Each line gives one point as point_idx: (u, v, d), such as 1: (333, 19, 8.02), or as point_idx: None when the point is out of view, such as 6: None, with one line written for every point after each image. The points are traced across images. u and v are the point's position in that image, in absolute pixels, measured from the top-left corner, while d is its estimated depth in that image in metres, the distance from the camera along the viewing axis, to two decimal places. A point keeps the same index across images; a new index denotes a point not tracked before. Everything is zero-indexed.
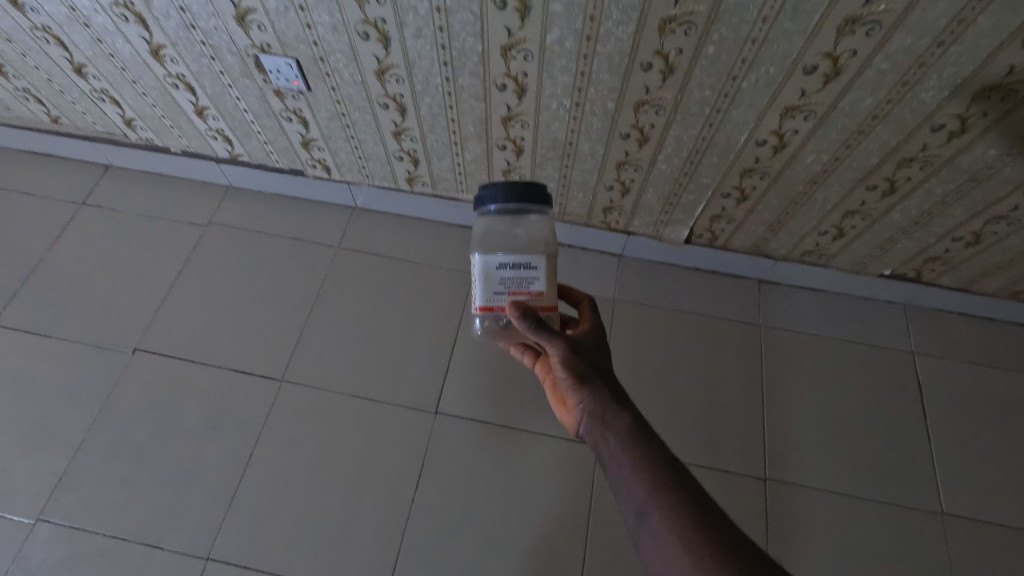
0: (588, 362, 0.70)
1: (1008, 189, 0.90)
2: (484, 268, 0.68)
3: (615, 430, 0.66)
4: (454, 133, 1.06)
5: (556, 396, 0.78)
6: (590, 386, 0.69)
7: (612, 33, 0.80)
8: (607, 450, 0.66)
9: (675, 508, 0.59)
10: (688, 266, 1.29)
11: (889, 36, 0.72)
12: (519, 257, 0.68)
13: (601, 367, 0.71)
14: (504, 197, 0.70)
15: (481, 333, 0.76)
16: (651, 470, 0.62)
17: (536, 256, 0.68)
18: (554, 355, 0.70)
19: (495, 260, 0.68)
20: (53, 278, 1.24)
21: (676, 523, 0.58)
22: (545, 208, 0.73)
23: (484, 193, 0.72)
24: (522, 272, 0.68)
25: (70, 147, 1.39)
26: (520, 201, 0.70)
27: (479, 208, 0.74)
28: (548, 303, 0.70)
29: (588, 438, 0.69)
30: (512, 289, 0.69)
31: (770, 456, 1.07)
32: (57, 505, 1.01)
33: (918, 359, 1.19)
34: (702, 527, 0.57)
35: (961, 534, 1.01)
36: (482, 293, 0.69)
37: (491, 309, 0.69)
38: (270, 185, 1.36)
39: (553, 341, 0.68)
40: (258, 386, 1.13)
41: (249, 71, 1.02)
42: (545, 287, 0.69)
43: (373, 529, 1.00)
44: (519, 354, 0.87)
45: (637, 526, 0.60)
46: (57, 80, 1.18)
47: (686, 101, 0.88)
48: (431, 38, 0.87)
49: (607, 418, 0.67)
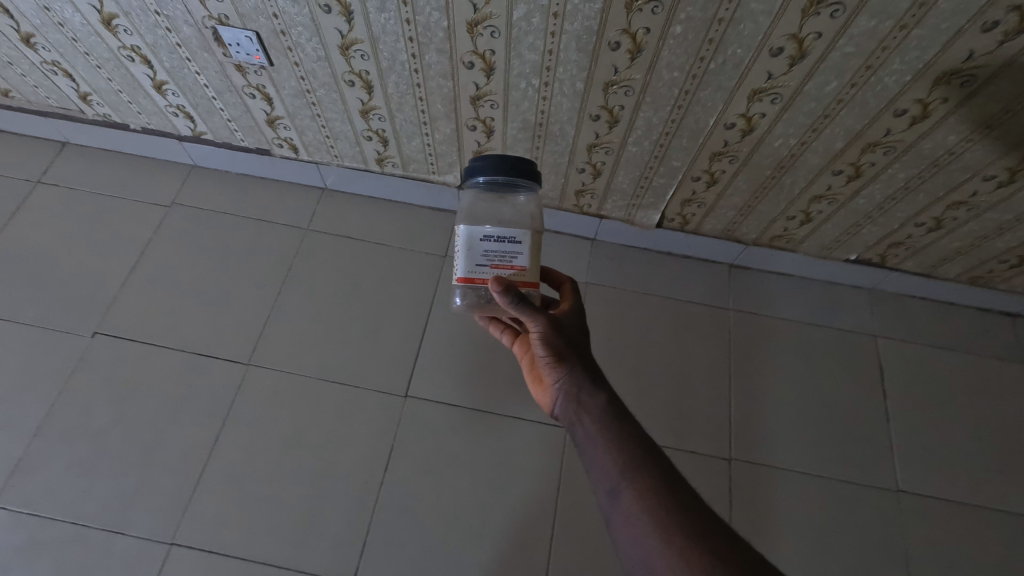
0: (567, 341, 0.70)
1: (967, 175, 0.92)
2: (469, 239, 0.68)
3: (590, 410, 0.66)
4: (423, 113, 1.04)
5: (533, 375, 0.78)
6: (567, 366, 0.69)
7: (579, 11, 0.79)
8: (582, 430, 0.66)
9: (646, 487, 0.59)
10: (660, 250, 1.29)
11: (853, 19, 0.72)
12: (505, 230, 0.68)
13: (579, 348, 0.70)
14: (493, 170, 0.69)
15: (462, 307, 0.75)
16: (623, 450, 0.62)
17: (522, 231, 0.68)
18: (534, 333, 0.69)
19: (481, 231, 0.68)
20: (6, 259, 1.20)
21: (646, 501, 0.58)
22: (532, 185, 0.72)
23: (473, 165, 0.71)
24: (506, 245, 0.67)
25: (23, 123, 1.33)
26: (508, 176, 0.69)
27: (467, 180, 0.72)
28: (530, 279, 0.69)
29: (564, 418, 0.69)
30: (495, 262, 0.68)
31: (736, 438, 1.09)
32: (13, 492, 0.99)
33: (880, 342, 1.22)
34: (670, 505, 0.58)
35: (914, 510, 1.05)
36: (464, 263, 0.68)
37: (472, 281, 0.68)
38: (235, 165, 1.33)
39: (534, 317, 0.67)
40: (223, 370, 1.11)
41: (208, 43, 0.98)
42: (528, 263, 0.68)
43: (341, 513, 1.00)
44: (499, 334, 0.87)
45: (608, 505, 0.60)
46: (4, 51, 1.12)
47: (655, 82, 0.87)
48: (395, 12, 0.85)
49: (582, 398, 0.67)
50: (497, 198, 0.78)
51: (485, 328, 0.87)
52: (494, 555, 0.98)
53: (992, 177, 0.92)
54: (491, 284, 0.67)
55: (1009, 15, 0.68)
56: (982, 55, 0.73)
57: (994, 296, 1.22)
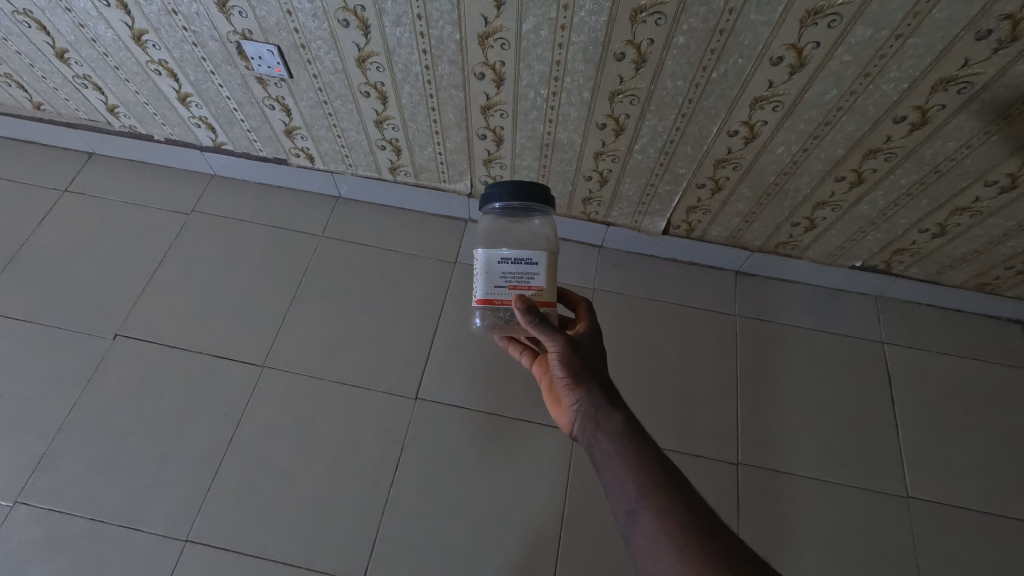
0: (585, 362, 0.71)
1: (969, 181, 0.94)
2: (487, 263, 0.69)
3: (607, 430, 0.67)
4: (435, 122, 1.08)
5: (552, 396, 0.79)
6: (584, 386, 0.70)
7: (585, 23, 0.82)
8: (599, 449, 0.67)
9: (665, 508, 0.60)
10: (667, 258, 1.31)
11: (849, 28, 0.75)
12: (521, 252, 0.70)
13: (595, 367, 0.71)
14: (509, 196, 0.71)
15: (481, 327, 0.78)
16: (641, 470, 0.63)
17: (538, 253, 0.70)
18: (553, 353, 0.70)
19: (498, 254, 0.69)
20: (34, 264, 1.24)
21: (665, 521, 0.59)
22: (547, 207, 0.74)
23: (489, 191, 0.73)
24: (524, 267, 0.69)
25: (52, 134, 1.39)
26: (524, 200, 0.72)
27: (485, 205, 0.74)
28: (548, 298, 0.71)
29: (581, 437, 0.70)
30: (513, 283, 0.70)
31: (743, 442, 1.10)
32: (36, 488, 1.01)
33: (887, 349, 1.22)
34: (689, 524, 0.59)
35: (925, 516, 1.04)
36: (483, 286, 0.69)
37: (491, 302, 0.70)
38: (253, 174, 1.37)
39: (553, 337, 0.68)
40: (239, 371, 1.14)
41: (231, 57, 1.03)
42: (545, 284, 0.70)
43: (352, 513, 1.02)
44: (518, 353, 0.88)
45: (628, 525, 0.61)
46: (39, 66, 1.18)
47: (659, 91, 0.90)
48: (410, 26, 0.89)
49: (599, 418, 0.68)
50: (514, 220, 0.80)
51: (504, 348, 0.89)
52: (503, 557, 0.99)
53: (993, 182, 0.93)
54: (512, 304, 0.69)
55: (1002, 24, 0.70)
56: (978, 62, 0.75)
57: (1001, 303, 1.23)
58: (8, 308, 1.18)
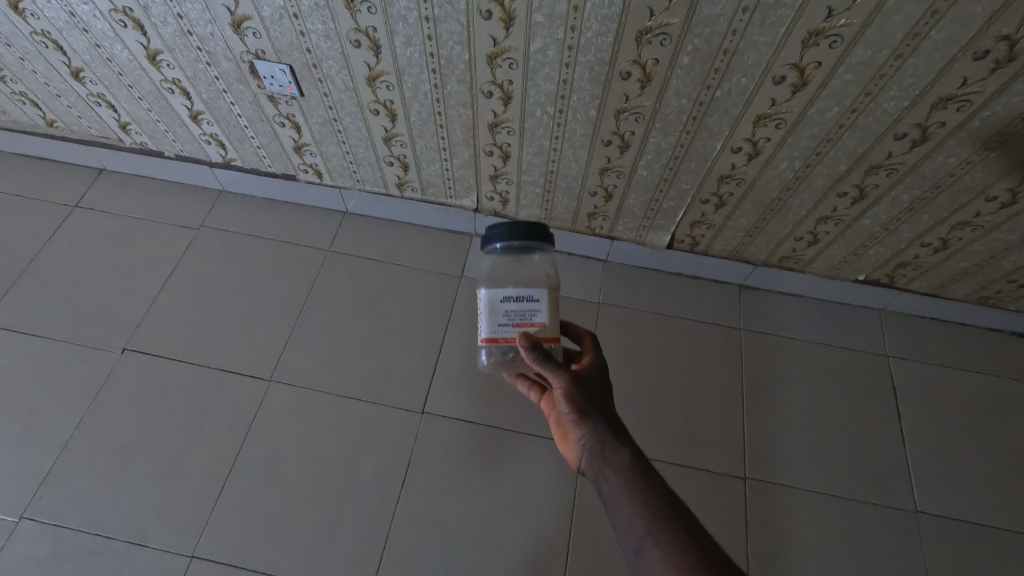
0: (590, 397, 0.72)
1: (970, 196, 0.95)
2: (490, 302, 0.70)
3: (614, 465, 0.66)
4: (443, 139, 1.09)
5: (560, 432, 0.79)
6: (591, 421, 0.70)
7: (592, 44, 0.84)
8: (606, 486, 0.66)
9: (674, 545, 0.58)
10: (671, 272, 1.33)
11: (850, 49, 0.77)
12: (522, 290, 0.71)
13: (601, 402, 0.72)
14: (509, 236, 0.73)
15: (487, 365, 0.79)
16: (649, 507, 0.62)
17: (539, 289, 0.71)
18: (558, 389, 0.72)
19: (500, 292, 0.70)
20: (44, 278, 1.25)
21: (674, 559, 0.57)
22: (547, 243, 0.76)
23: (490, 231, 0.75)
24: (525, 304, 0.70)
25: (64, 150, 1.41)
26: (524, 239, 0.73)
27: (486, 245, 0.76)
28: (551, 334, 0.72)
29: (589, 473, 0.69)
30: (516, 320, 0.71)
31: (750, 457, 1.10)
32: (42, 504, 1.01)
33: (892, 362, 1.23)
34: (697, 562, 0.57)
35: (935, 531, 1.04)
36: (487, 325, 0.71)
37: (496, 341, 0.71)
38: (262, 190, 1.39)
39: (556, 372, 0.70)
40: (246, 386, 1.14)
41: (244, 76, 1.05)
42: (548, 319, 0.71)
43: (358, 528, 1.01)
44: (526, 390, 0.88)
45: (635, 563, 0.60)
46: (54, 84, 1.20)
47: (663, 110, 0.92)
48: (420, 46, 0.91)
49: (606, 453, 0.68)
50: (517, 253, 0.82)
51: (513, 384, 0.89)
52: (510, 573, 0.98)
53: (994, 198, 0.94)
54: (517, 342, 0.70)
55: (999, 45, 0.72)
56: (976, 81, 0.77)
57: (1004, 317, 1.23)
58: (17, 323, 1.19)
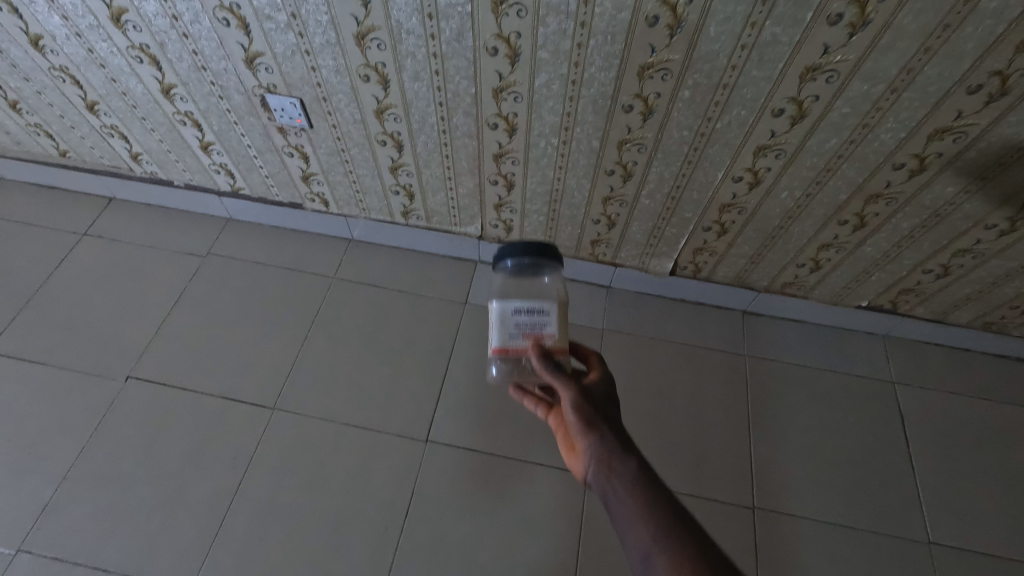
0: (599, 407, 0.69)
1: (970, 223, 0.96)
2: (500, 313, 0.72)
3: (620, 475, 0.62)
4: (448, 169, 1.12)
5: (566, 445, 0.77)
6: (598, 430, 0.66)
7: (595, 78, 0.87)
8: (612, 493, 0.62)
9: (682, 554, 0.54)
10: (674, 298, 1.33)
11: (847, 83, 0.79)
12: (532, 303, 0.73)
13: (609, 413, 0.69)
14: (520, 254, 0.76)
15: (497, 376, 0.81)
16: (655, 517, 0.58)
17: (548, 303, 0.73)
18: (567, 397, 0.70)
19: (511, 305, 0.72)
20: (50, 306, 1.26)
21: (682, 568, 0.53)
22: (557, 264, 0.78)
23: (501, 250, 0.77)
24: (536, 316, 0.72)
25: (75, 180, 1.44)
26: (534, 258, 0.76)
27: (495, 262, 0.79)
28: (562, 344, 0.73)
29: (593, 485, 0.65)
30: (527, 331, 0.72)
31: (758, 486, 1.08)
32: (39, 535, 1.00)
33: (898, 389, 1.22)
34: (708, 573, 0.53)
35: (950, 563, 1.01)
36: (498, 336, 0.72)
37: (506, 351, 0.72)
38: (269, 218, 1.41)
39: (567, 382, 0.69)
40: (249, 414, 1.14)
41: (255, 109, 1.08)
42: (557, 330, 0.73)
43: (360, 560, 0.99)
44: (532, 406, 0.86)
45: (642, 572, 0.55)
46: (69, 116, 1.23)
47: (665, 141, 0.94)
48: (428, 80, 0.94)
49: (612, 461, 0.64)
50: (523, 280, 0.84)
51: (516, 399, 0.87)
52: None
53: (993, 226, 0.96)
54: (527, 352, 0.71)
55: (991, 79, 0.74)
56: (970, 114, 0.79)
57: (1009, 343, 1.23)
58: (22, 350, 1.19)
